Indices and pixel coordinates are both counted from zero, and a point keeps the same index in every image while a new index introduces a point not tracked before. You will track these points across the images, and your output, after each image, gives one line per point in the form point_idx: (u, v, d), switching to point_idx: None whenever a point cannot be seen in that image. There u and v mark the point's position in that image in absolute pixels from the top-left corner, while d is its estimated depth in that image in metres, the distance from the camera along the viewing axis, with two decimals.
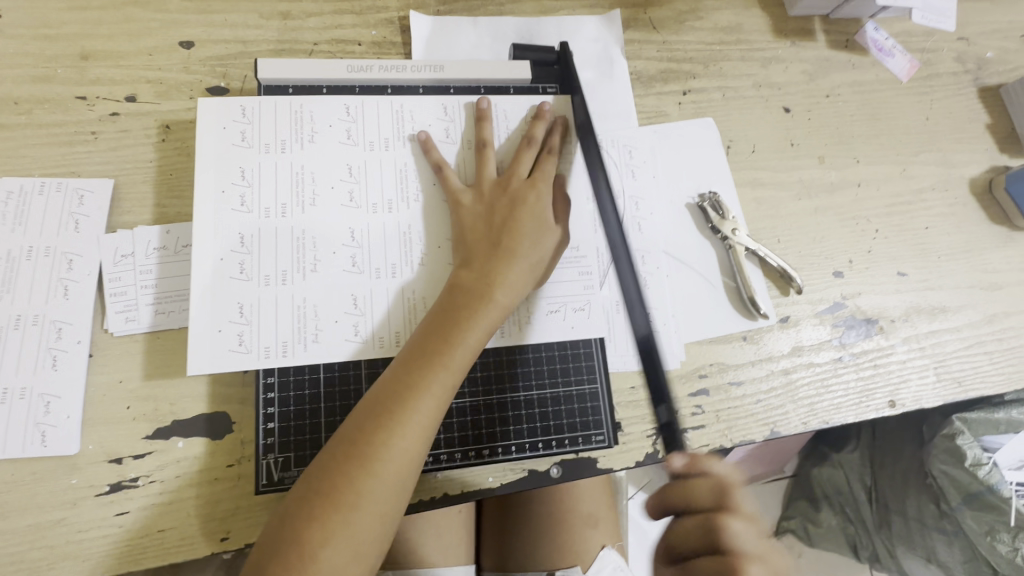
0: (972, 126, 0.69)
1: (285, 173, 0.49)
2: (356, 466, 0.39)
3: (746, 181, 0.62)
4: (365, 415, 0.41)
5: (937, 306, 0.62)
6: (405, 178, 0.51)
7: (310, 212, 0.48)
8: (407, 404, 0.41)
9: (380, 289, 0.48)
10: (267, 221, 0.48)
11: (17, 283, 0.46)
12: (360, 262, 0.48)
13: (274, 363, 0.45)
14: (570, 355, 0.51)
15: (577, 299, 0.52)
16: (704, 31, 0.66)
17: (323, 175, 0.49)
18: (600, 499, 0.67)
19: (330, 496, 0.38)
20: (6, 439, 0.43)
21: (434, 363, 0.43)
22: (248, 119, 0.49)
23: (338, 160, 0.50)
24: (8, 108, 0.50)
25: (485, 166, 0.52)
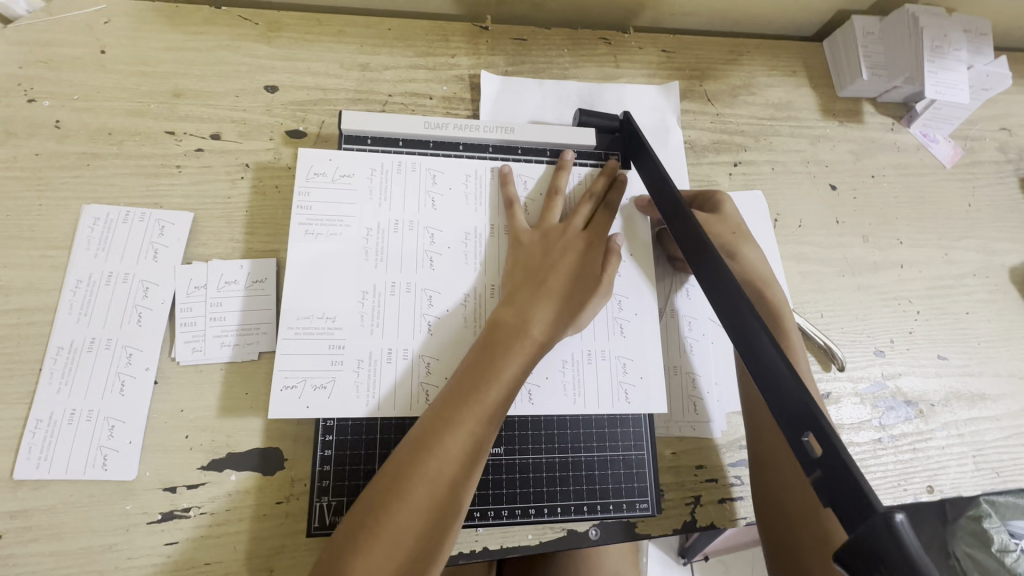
0: (1013, 214, 0.71)
1: (410, 243, 0.51)
2: (392, 496, 0.40)
3: (791, 255, 0.64)
4: (398, 464, 0.41)
5: (977, 392, 0.62)
6: (474, 195, 0.54)
7: (423, 280, 0.51)
8: (444, 438, 0.42)
9: (406, 289, 0.50)
10: (354, 201, 0.51)
11: (95, 306, 0.48)
12: (402, 258, 0.51)
13: (294, 317, 0.47)
14: (619, 420, 0.51)
15: (629, 357, 0.51)
16: (756, 106, 0.69)
17: (412, 181, 0.53)
18: (625, 558, 0.67)
19: (369, 530, 0.39)
20: (69, 460, 0.45)
21: (471, 399, 0.44)
22: (377, 182, 0.52)
23: (427, 168, 0.53)
24: (102, 139, 0.53)
25: (551, 210, 0.53)
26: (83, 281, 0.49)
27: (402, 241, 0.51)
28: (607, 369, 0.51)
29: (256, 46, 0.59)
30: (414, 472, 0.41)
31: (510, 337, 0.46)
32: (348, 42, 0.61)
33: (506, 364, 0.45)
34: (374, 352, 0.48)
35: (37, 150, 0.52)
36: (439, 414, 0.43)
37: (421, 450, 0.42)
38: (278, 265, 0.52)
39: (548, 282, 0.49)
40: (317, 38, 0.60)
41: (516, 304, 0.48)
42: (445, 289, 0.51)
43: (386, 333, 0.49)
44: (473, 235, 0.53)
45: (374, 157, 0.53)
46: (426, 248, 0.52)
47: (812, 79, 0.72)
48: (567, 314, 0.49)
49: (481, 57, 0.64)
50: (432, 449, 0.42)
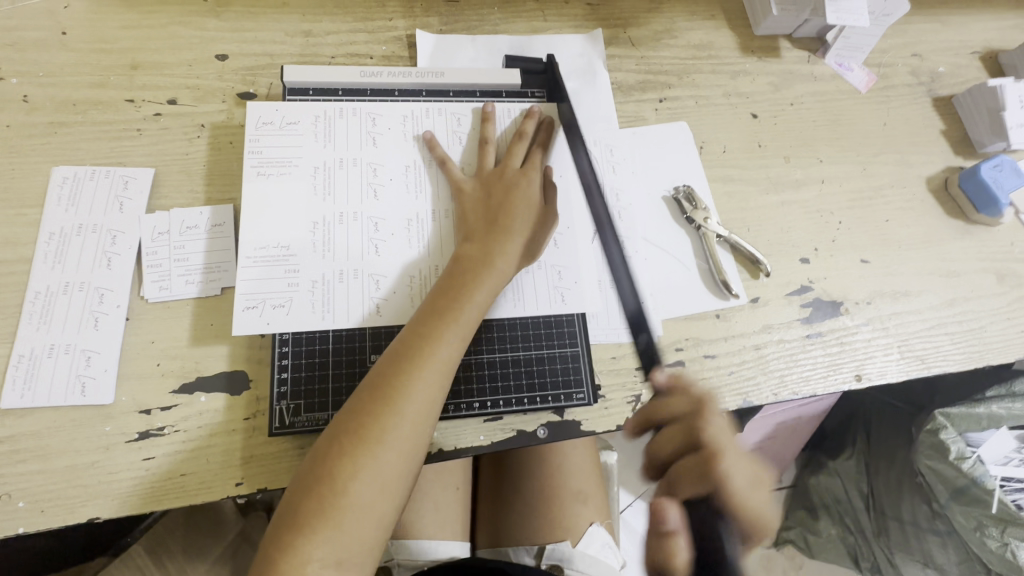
0: (927, 130, 0.76)
1: (357, 178, 0.56)
2: (377, 406, 0.44)
3: (717, 177, 0.68)
4: (381, 370, 0.46)
5: (900, 290, 0.67)
6: (411, 133, 0.59)
7: (370, 209, 0.55)
8: (421, 354, 0.47)
9: (354, 219, 0.55)
10: (300, 143, 0.56)
11: (67, 254, 0.53)
12: (350, 191, 0.56)
13: (254, 248, 0.52)
14: (554, 322, 0.56)
15: (558, 270, 0.57)
16: (678, 48, 0.74)
17: (353, 122, 0.58)
18: (588, 476, 0.72)
19: (357, 437, 0.43)
20: (51, 389, 0.49)
21: (445, 321, 0.49)
22: (321, 125, 0.57)
23: (367, 110, 0.59)
24: (67, 109, 0.58)
25: (485, 157, 0.59)
26: (55, 233, 0.53)
27: (348, 177, 0.56)
28: (542, 282, 0.57)
29: (206, 20, 0.64)
30: (404, 373, 0.46)
31: (477, 258, 0.53)
32: (291, 13, 0.66)
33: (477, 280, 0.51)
34: (328, 275, 0.53)
35: (8, 122, 0.56)
36: (421, 323, 0.48)
37: (409, 353, 0.47)
38: (235, 210, 0.57)
39: (503, 218, 0.55)
40: (262, 11, 0.66)
41: (478, 240, 0.54)
42: (391, 216, 0.56)
43: (337, 257, 0.53)
44: (414, 166, 0.58)
45: (316, 104, 0.58)
46: (372, 181, 0.56)
47: (729, 20, 0.77)
48: (519, 239, 0.55)
49: (417, 19, 0.69)
50: (416, 351, 0.47)
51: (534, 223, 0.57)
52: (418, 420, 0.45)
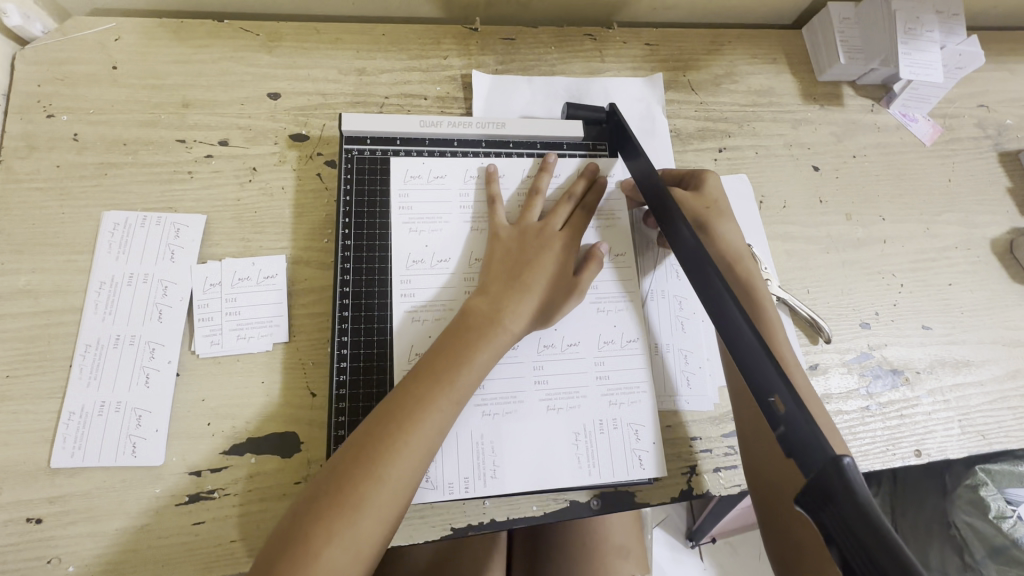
0: (992, 188, 0.73)
1: (415, 239, 0.54)
2: (363, 468, 0.42)
3: (777, 234, 0.66)
4: (364, 433, 0.44)
5: (961, 359, 0.65)
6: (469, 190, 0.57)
7: (442, 270, 0.54)
8: (410, 411, 0.44)
9: (428, 284, 0.53)
10: (364, 201, 0.55)
11: (118, 305, 0.51)
12: (420, 256, 0.54)
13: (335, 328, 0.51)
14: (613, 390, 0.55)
15: (611, 334, 0.55)
16: (738, 93, 0.72)
17: (418, 176, 0.56)
18: (629, 531, 0.71)
19: (334, 500, 0.41)
20: (101, 448, 0.48)
21: (441, 377, 0.46)
22: (379, 179, 0.55)
23: (427, 162, 0.57)
24: (118, 149, 0.56)
25: (530, 207, 0.56)
26: (106, 282, 0.52)
27: (406, 236, 0.54)
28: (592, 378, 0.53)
29: (259, 56, 0.62)
30: (375, 439, 0.43)
31: (484, 314, 0.49)
32: (344, 49, 0.64)
33: (472, 360, 0.47)
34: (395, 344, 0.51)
35: (58, 162, 0.55)
36: (409, 390, 0.46)
37: (392, 426, 0.44)
38: (287, 261, 0.55)
39: (524, 272, 0.52)
40: (315, 47, 0.64)
41: (491, 292, 0.51)
42: (461, 235, 0.55)
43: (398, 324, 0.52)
44: (476, 220, 0.56)
45: (374, 157, 0.56)
46: (430, 239, 0.54)
47: (792, 65, 0.74)
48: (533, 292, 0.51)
49: (472, 58, 0.67)
50: (401, 417, 0.44)
51: (566, 290, 0.53)
52: (400, 488, 0.43)
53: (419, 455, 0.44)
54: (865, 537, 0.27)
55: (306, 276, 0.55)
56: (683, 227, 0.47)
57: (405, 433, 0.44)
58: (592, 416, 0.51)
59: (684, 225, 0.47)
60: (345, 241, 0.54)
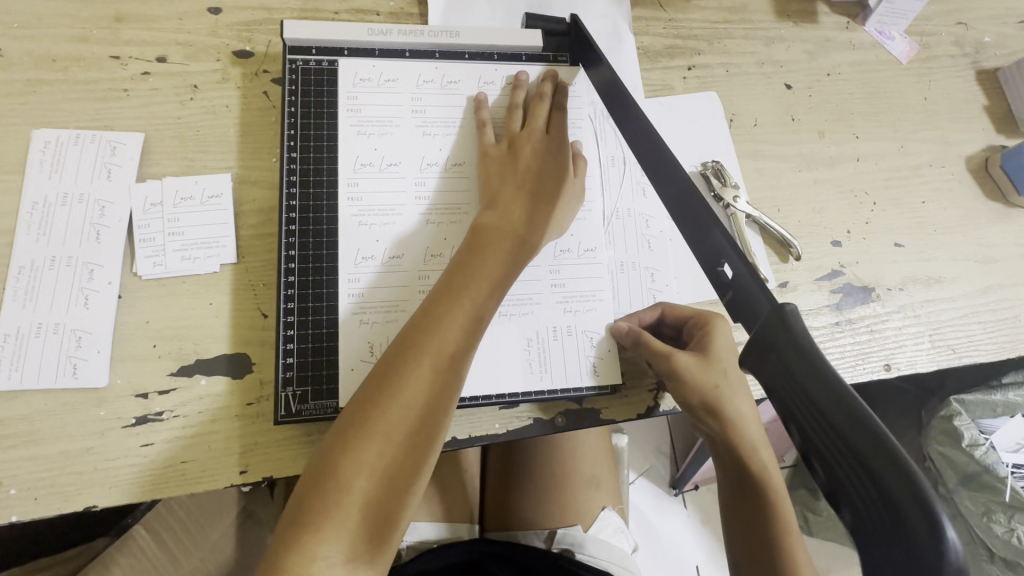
0: (969, 105, 0.71)
1: (364, 152, 0.52)
2: (385, 394, 0.41)
3: (747, 153, 0.64)
4: (389, 360, 0.42)
5: (933, 276, 0.64)
6: (422, 101, 0.54)
7: (390, 179, 0.52)
8: (430, 334, 0.43)
9: (376, 193, 0.51)
10: (309, 110, 0.52)
11: (52, 226, 0.49)
12: (367, 162, 0.52)
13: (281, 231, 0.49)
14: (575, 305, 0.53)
15: (568, 244, 0.54)
16: (708, 10, 0.69)
17: (365, 85, 0.53)
18: (600, 461, 0.71)
19: (359, 429, 0.40)
20: (39, 371, 0.46)
21: (459, 297, 0.45)
22: (326, 89, 0.53)
23: (377, 71, 0.54)
24: (46, 66, 0.53)
25: (512, 122, 0.54)
26: (38, 203, 0.49)
27: (354, 148, 0.52)
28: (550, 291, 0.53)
29: None
30: (395, 365, 0.42)
31: (495, 233, 0.48)
32: None
33: (490, 275, 0.46)
34: (343, 256, 0.49)
35: None
36: (429, 313, 0.44)
37: (417, 348, 0.42)
38: (233, 181, 0.53)
39: (530, 190, 0.51)
40: None
41: (499, 209, 0.49)
42: (413, 144, 0.53)
43: (345, 235, 0.50)
44: (429, 127, 0.54)
45: (321, 68, 0.53)
46: (381, 151, 0.52)
47: None
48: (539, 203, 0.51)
49: None
50: (424, 339, 0.43)
51: (566, 195, 0.53)
52: (428, 409, 0.41)
53: (451, 373, 0.43)
54: (802, 374, 0.28)
55: (254, 196, 0.53)
56: (639, 114, 0.47)
57: (430, 353, 0.42)
58: (547, 323, 0.52)
59: (648, 129, 0.46)
60: (291, 154, 0.51)
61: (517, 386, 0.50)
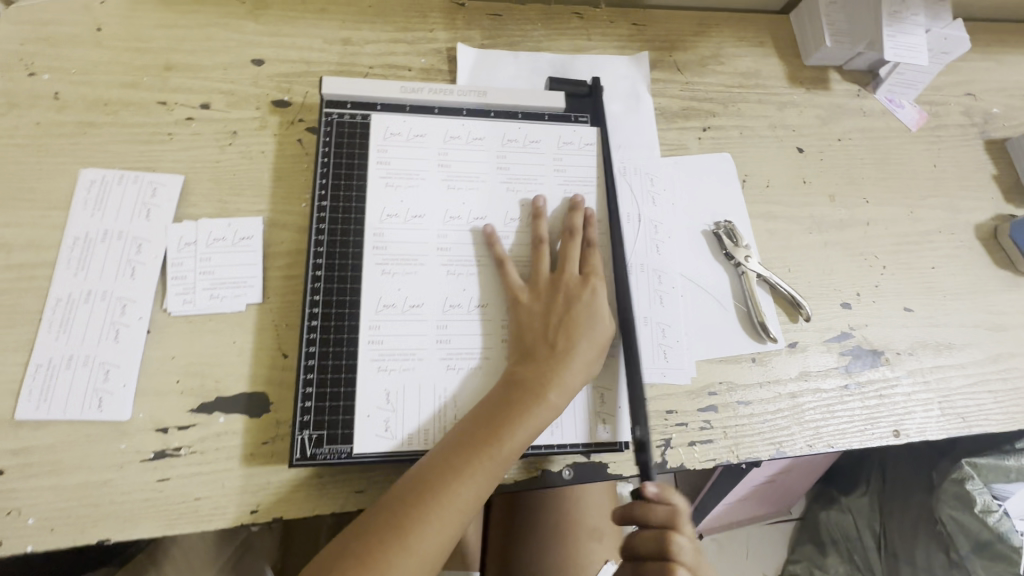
0: (978, 174, 0.73)
1: (390, 202, 0.54)
2: (438, 489, 0.44)
3: (759, 213, 0.66)
4: (443, 454, 0.45)
5: (943, 342, 0.64)
6: (447, 153, 0.57)
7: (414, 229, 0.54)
8: (489, 439, 0.46)
9: (400, 241, 0.54)
10: (341, 160, 0.55)
11: (91, 261, 0.51)
12: (394, 211, 0.54)
13: (309, 276, 0.51)
14: None
15: None
16: (724, 75, 0.72)
17: (395, 138, 0.56)
18: (604, 512, 0.70)
19: (405, 518, 0.42)
20: (67, 401, 0.47)
21: (521, 406, 0.47)
22: (359, 141, 0.56)
23: (407, 124, 0.57)
24: (98, 109, 0.56)
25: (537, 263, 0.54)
26: (79, 238, 0.52)
27: (381, 199, 0.54)
28: None
29: (243, 23, 0.62)
30: (450, 464, 0.45)
31: (551, 342, 0.51)
32: (330, 19, 0.64)
33: (539, 406, 0.48)
34: (366, 302, 0.51)
35: (38, 120, 0.55)
36: (489, 415, 0.47)
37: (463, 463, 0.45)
38: (264, 224, 0.55)
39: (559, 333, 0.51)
40: (301, 16, 0.64)
41: (550, 319, 0.52)
42: (438, 197, 0.56)
43: (369, 281, 0.52)
44: (454, 181, 0.57)
45: (355, 121, 0.56)
46: (406, 202, 0.55)
47: (778, 49, 0.74)
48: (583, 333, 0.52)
49: (458, 32, 0.67)
50: (481, 446, 0.46)
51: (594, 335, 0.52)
52: (469, 510, 0.44)
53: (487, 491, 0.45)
54: None
55: (283, 239, 0.55)
56: None
57: (471, 475, 0.44)
58: None
59: None
60: (321, 202, 0.53)
61: None
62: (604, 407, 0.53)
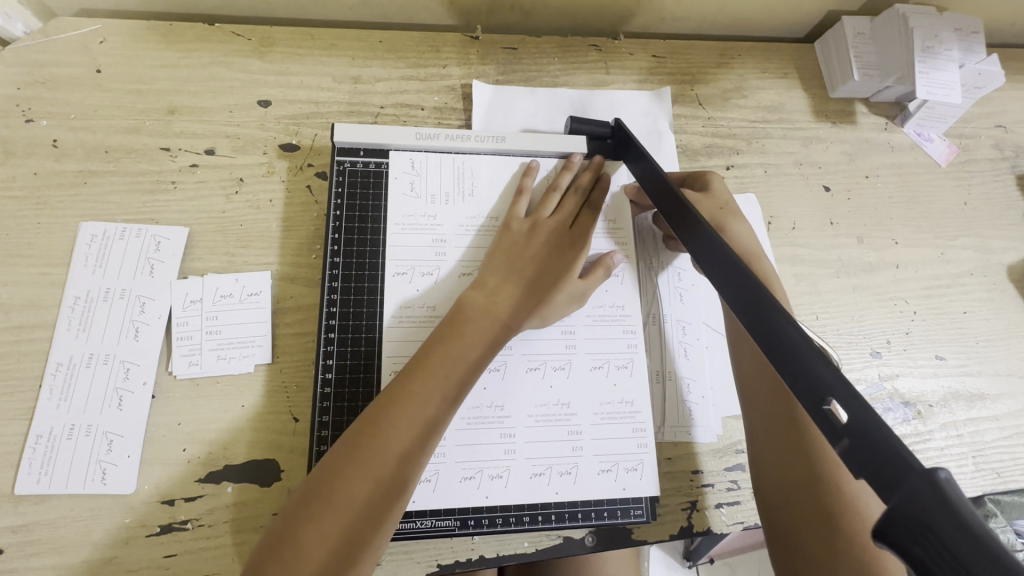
0: (1009, 212, 0.71)
1: (404, 254, 0.52)
2: (316, 516, 0.38)
3: (785, 257, 0.64)
4: (345, 466, 0.39)
5: (976, 393, 0.62)
6: (463, 195, 0.54)
7: (426, 289, 0.51)
8: (350, 463, 0.39)
9: (416, 288, 0.51)
10: (354, 212, 0.52)
11: (92, 322, 0.49)
12: (421, 233, 0.52)
13: (321, 340, 0.49)
14: (616, 412, 0.49)
15: (601, 357, 0.51)
16: (747, 109, 0.69)
17: (410, 184, 0.53)
18: (625, 562, 0.68)
19: (294, 555, 0.36)
20: (69, 474, 0.45)
21: (383, 420, 0.41)
22: (372, 189, 0.53)
23: (421, 170, 0.54)
24: (99, 156, 0.54)
25: (517, 207, 0.53)
26: (81, 297, 0.49)
27: (403, 206, 0.53)
28: (586, 396, 0.49)
29: (249, 61, 0.60)
30: (351, 484, 0.39)
31: (485, 321, 0.46)
32: (339, 55, 0.62)
33: (420, 406, 0.42)
34: (380, 365, 0.49)
35: (35, 169, 0.53)
36: (395, 416, 0.41)
37: (367, 465, 0.39)
38: (273, 278, 0.53)
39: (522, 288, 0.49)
40: (309, 53, 0.61)
41: (492, 290, 0.48)
42: (449, 241, 0.53)
43: (385, 343, 0.49)
44: (471, 225, 0.53)
45: (368, 170, 0.53)
46: (430, 214, 0.53)
47: (803, 80, 0.72)
48: (545, 319, 0.49)
49: (472, 67, 0.64)
50: (345, 469, 0.39)
51: (557, 294, 0.50)
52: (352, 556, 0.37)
53: (361, 524, 0.38)
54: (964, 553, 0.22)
55: (292, 294, 0.53)
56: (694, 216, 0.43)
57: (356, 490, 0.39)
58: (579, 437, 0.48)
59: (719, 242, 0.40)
60: (333, 258, 0.51)
61: (547, 496, 0.47)
62: (619, 455, 0.48)
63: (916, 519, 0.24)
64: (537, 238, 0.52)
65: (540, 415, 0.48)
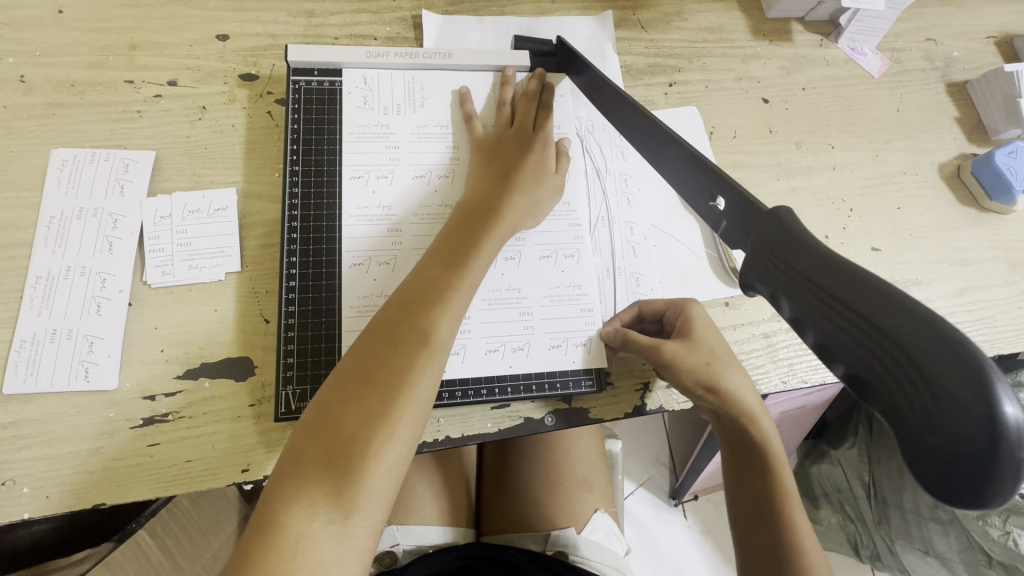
0: (940, 116, 0.75)
1: (360, 161, 0.55)
2: (356, 385, 0.41)
3: (727, 164, 0.67)
4: (375, 339, 0.43)
5: (910, 279, 0.66)
6: (414, 107, 0.58)
7: (383, 192, 0.55)
8: (377, 337, 0.43)
9: (374, 192, 0.54)
10: (312, 125, 0.56)
11: (68, 238, 0.52)
12: (374, 144, 0.56)
13: (285, 239, 0.52)
14: (565, 295, 0.55)
15: (549, 247, 0.56)
16: (687, 31, 0.73)
17: (363, 97, 0.57)
18: (594, 465, 0.72)
19: (344, 417, 0.40)
20: (53, 373, 0.48)
21: (400, 300, 0.45)
22: (328, 105, 0.56)
23: (373, 85, 0.58)
24: (66, 90, 0.57)
25: (476, 129, 0.57)
26: (55, 217, 0.52)
27: (357, 118, 0.56)
28: (537, 284, 0.55)
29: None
30: (382, 354, 0.42)
31: (484, 212, 0.51)
32: None
33: (436, 283, 0.46)
34: (342, 259, 0.52)
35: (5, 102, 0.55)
36: (413, 293, 0.45)
37: (395, 335, 0.43)
38: (238, 195, 0.56)
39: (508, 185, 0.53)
40: None
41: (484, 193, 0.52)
42: (404, 150, 0.56)
43: (345, 239, 0.53)
44: (423, 134, 0.57)
45: (324, 89, 0.57)
46: (383, 124, 0.57)
47: (741, 3, 0.75)
48: (535, 216, 0.54)
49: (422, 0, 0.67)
50: (373, 343, 0.43)
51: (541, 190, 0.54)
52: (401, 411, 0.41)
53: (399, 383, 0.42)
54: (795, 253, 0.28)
55: (258, 210, 0.56)
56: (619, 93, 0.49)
57: (389, 357, 0.42)
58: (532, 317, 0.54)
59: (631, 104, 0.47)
60: (293, 167, 0.54)
61: (502, 369, 0.52)
62: (568, 331, 0.54)
63: (768, 242, 0.30)
64: (509, 147, 0.56)
65: (494, 302, 0.53)
